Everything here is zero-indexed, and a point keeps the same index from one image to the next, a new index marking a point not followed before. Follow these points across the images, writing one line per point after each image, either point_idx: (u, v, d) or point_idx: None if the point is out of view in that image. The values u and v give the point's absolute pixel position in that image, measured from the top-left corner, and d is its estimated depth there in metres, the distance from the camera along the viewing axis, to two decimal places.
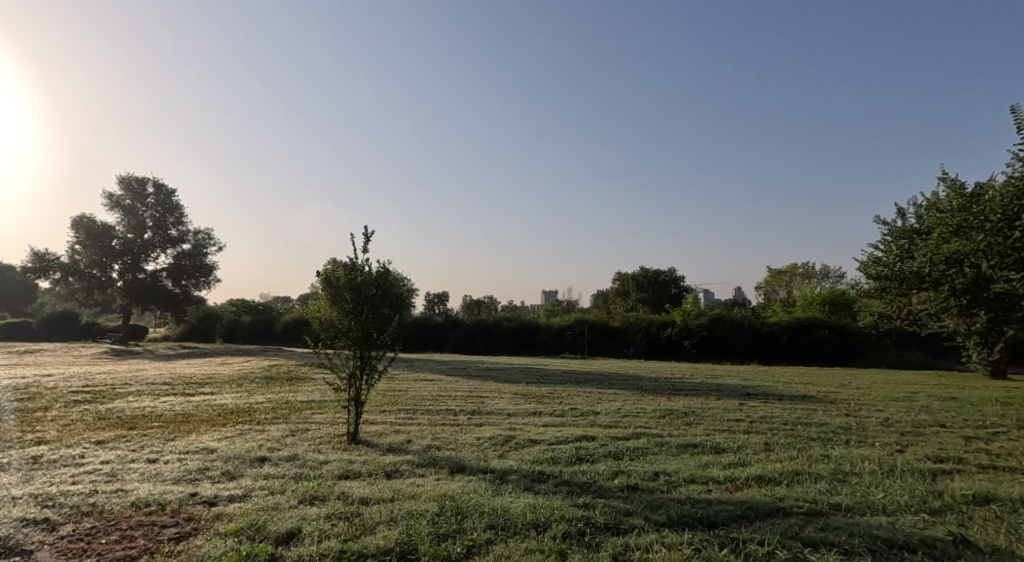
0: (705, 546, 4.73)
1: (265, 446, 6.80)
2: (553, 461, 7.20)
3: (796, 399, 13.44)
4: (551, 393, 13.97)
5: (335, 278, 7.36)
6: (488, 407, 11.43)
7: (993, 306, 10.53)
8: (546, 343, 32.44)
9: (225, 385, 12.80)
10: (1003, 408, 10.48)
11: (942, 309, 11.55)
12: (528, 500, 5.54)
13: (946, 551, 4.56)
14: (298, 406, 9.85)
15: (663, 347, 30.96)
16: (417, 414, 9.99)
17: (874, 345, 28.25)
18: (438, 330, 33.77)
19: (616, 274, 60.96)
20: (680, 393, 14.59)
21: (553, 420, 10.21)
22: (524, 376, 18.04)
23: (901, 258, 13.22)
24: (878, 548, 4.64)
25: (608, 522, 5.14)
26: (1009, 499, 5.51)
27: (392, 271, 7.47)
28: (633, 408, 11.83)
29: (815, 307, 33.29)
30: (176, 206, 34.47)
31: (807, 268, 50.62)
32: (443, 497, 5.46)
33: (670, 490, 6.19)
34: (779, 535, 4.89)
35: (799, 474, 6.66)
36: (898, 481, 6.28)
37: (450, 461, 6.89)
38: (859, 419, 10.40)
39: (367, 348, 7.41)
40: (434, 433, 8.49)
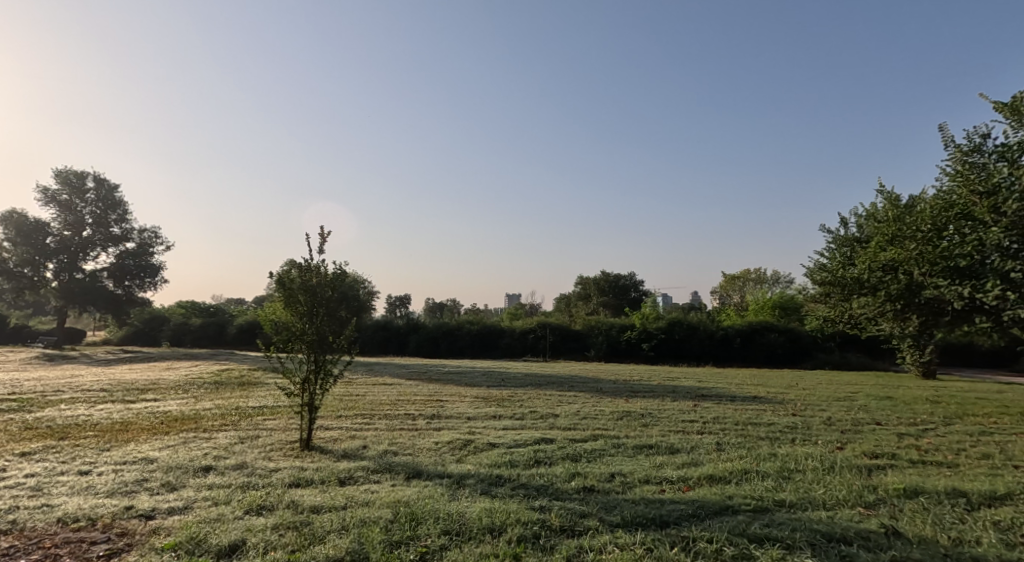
0: (657, 546, 4.84)
1: (210, 454, 6.62)
2: (511, 465, 7.24)
3: (748, 400, 13.87)
4: (511, 396, 14.05)
5: (289, 279, 7.17)
6: (448, 411, 11.40)
7: (924, 310, 10.96)
8: (508, 346, 32.50)
9: (169, 391, 12.35)
10: (934, 406, 11.09)
11: (879, 313, 12.04)
12: (484, 505, 5.55)
13: (878, 543, 4.80)
14: (248, 412, 9.60)
15: (623, 350, 31.36)
16: (374, 419, 9.88)
17: (820, 347, 29.50)
18: (399, 333, 33.43)
19: (578, 278, 61.81)
20: (638, 395, 14.87)
21: (512, 423, 10.25)
22: (485, 379, 18.05)
23: (843, 266, 13.77)
24: (817, 542, 4.86)
25: (564, 525, 5.21)
26: (936, 492, 5.85)
27: (348, 273, 7.38)
28: (591, 410, 11.98)
29: (766, 311, 34.52)
30: (119, 202, 33.14)
31: (760, 274, 52.55)
32: (397, 503, 5.42)
33: (625, 490, 6.32)
34: (728, 533, 5.05)
35: (746, 473, 6.88)
36: (837, 477, 6.59)
37: (407, 466, 6.85)
38: (804, 419, 10.82)
39: (322, 352, 7.27)
40: (391, 438, 8.42)
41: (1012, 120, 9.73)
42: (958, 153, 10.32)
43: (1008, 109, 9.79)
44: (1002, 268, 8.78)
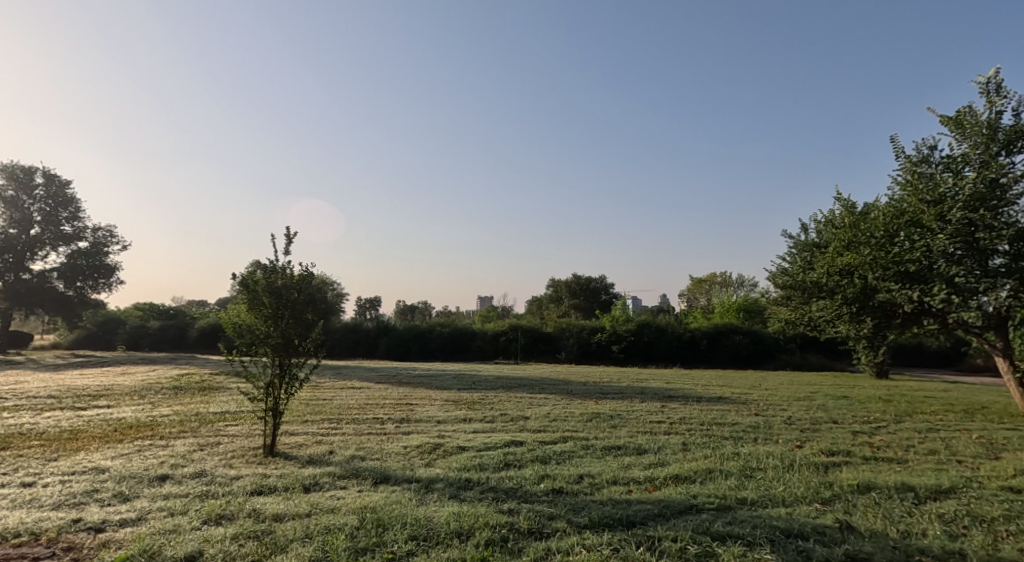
0: (623, 546, 4.92)
1: (167, 463, 6.45)
2: (480, 468, 7.25)
3: (713, 401, 14.17)
4: (482, 399, 14.04)
5: (253, 281, 7.04)
6: (418, 414, 11.34)
7: (877, 312, 11.51)
8: (479, 349, 32.45)
9: (124, 397, 11.95)
10: (888, 404, 11.54)
11: (836, 316, 12.21)
12: (452, 509, 5.56)
13: (833, 537, 4.98)
14: (209, 418, 9.38)
15: (594, 352, 31.63)
16: (342, 423, 9.78)
17: (782, 348, 30.35)
18: (369, 336, 33.08)
19: (549, 281, 62.20)
20: (606, 396, 15.04)
21: (482, 426, 10.26)
22: (456, 382, 18.00)
23: (802, 270, 14.13)
24: (775, 538, 5.00)
25: (532, 528, 5.24)
26: (886, 487, 6.09)
27: (314, 274, 7.26)
28: (561, 412, 12.09)
29: (731, 314, 35.33)
30: (71, 199, 32.01)
31: (725, 277, 53.85)
32: (364, 509, 5.39)
33: (594, 491, 6.40)
34: (691, 531, 5.17)
35: (709, 472, 7.03)
36: (796, 475, 6.80)
37: (374, 471, 6.80)
38: (766, 418, 11.11)
39: (288, 355, 7.16)
40: (359, 443, 8.34)
41: (957, 132, 10.22)
42: (908, 163, 10.77)
43: (953, 122, 10.25)
44: (949, 273, 9.72)
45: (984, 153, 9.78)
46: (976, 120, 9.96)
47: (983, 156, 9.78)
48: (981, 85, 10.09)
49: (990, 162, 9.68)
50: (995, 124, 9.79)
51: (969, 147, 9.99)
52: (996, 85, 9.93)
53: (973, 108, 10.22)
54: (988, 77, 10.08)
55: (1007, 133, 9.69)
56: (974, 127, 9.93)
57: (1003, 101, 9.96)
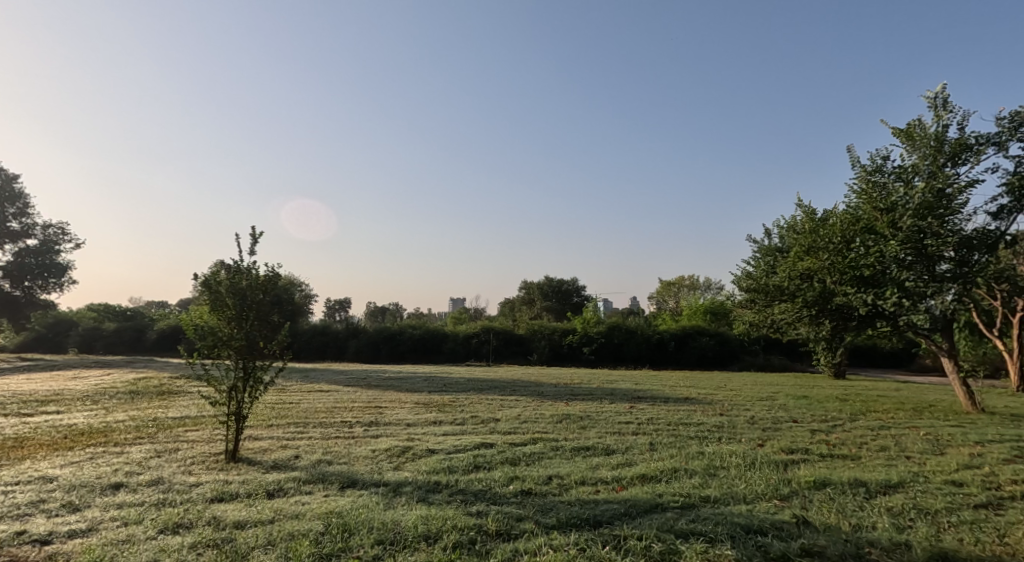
0: (589, 545, 5.00)
1: (121, 471, 6.27)
2: (449, 471, 7.25)
3: (680, 402, 14.42)
4: (452, 401, 14.00)
5: (216, 282, 6.89)
6: (387, 417, 11.24)
7: (835, 315, 11.90)
8: (451, 351, 32.32)
9: (76, 403, 11.53)
10: (845, 404, 11.92)
11: (797, 319, 12.53)
12: (420, 512, 5.55)
13: (790, 532, 5.14)
14: (167, 424, 9.14)
15: (565, 354, 31.85)
16: (308, 427, 9.64)
17: (747, 350, 31.15)
18: (338, 338, 32.65)
19: (522, 283, 62.51)
20: (576, 398, 15.15)
21: (452, 428, 10.26)
22: (426, 385, 17.91)
23: (766, 274, 14.49)
24: (736, 534, 5.14)
25: (500, 529, 5.28)
26: (840, 483, 6.31)
27: (281, 275, 7.14)
28: (532, 414, 12.13)
29: (698, 316, 36.10)
30: (19, 195, 30.77)
31: (693, 280, 55.08)
32: (329, 514, 5.33)
33: (562, 492, 6.46)
34: (656, 529, 5.28)
35: (674, 472, 7.17)
36: (757, 472, 6.99)
37: (341, 475, 6.74)
38: (730, 418, 11.37)
39: (252, 358, 7.02)
40: (326, 447, 8.25)
41: (907, 144, 10.68)
42: (863, 173, 11.18)
43: (904, 134, 10.70)
44: (899, 278, 10.25)
45: (931, 165, 10.27)
46: (925, 132, 10.42)
47: (930, 167, 10.27)
48: (929, 99, 10.56)
49: (937, 173, 10.16)
50: (943, 137, 10.26)
51: (919, 158, 10.46)
52: (943, 100, 10.40)
53: (923, 121, 10.67)
54: (936, 92, 10.55)
55: (952, 145, 10.16)
56: (923, 139, 10.40)
57: (950, 115, 10.43)
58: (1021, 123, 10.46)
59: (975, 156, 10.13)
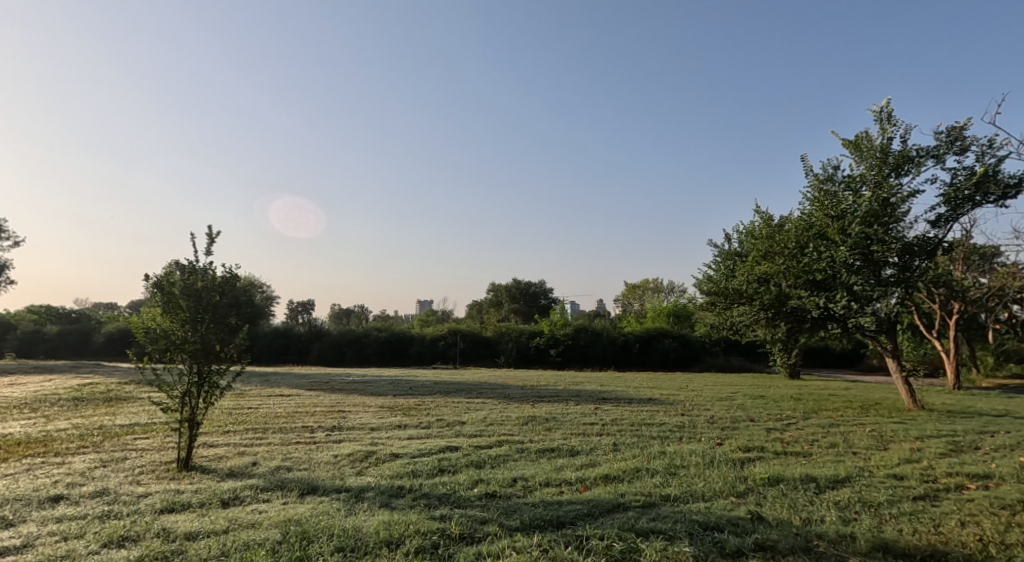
0: (552, 546, 5.03)
1: (63, 482, 6.02)
2: (413, 475, 7.20)
3: (643, 403, 14.64)
4: (418, 404, 13.90)
5: (169, 283, 6.67)
6: (350, 422, 11.09)
7: (790, 317, 12.28)
8: (418, 354, 32.05)
9: (15, 411, 10.97)
10: (799, 403, 12.31)
11: (754, 321, 12.89)
12: (383, 518, 5.49)
13: (744, 528, 5.29)
14: (115, 431, 8.79)
15: (532, 356, 31.93)
16: (267, 433, 9.43)
17: (708, 351, 31.91)
18: (301, 341, 31.96)
19: (490, 285, 62.46)
20: (543, 399, 15.23)
21: (417, 432, 10.17)
22: (392, 388, 17.72)
23: (725, 277, 14.84)
24: (694, 531, 5.25)
25: (463, 533, 5.27)
26: (793, 479, 6.52)
27: (240, 276, 6.95)
28: (498, 416, 12.15)
29: (662, 318, 36.75)
30: None
31: (657, 283, 56.15)
32: (287, 522, 5.23)
33: (526, 494, 6.49)
34: (617, 529, 5.36)
35: (637, 472, 7.29)
36: (715, 470, 7.17)
37: (301, 482, 6.62)
38: (691, 418, 11.62)
39: (207, 362, 6.82)
40: (286, 453, 8.08)
41: (855, 155, 11.12)
42: (816, 181, 11.60)
43: (852, 145, 11.14)
44: (848, 282, 10.69)
45: (877, 175, 10.74)
46: (872, 144, 10.88)
47: (876, 177, 10.74)
48: (875, 113, 11.03)
49: (883, 182, 10.63)
50: (887, 148, 10.73)
51: (866, 169, 10.92)
52: (888, 114, 10.87)
53: (869, 134, 11.12)
54: (881, 106, 11.02)
55: (896, 157, 10.64)
56: (869, 150, 10.86)
57: (894, 128, 10.92)
58: (957, 138, 11.01)
59: (917, 167, 10.64)
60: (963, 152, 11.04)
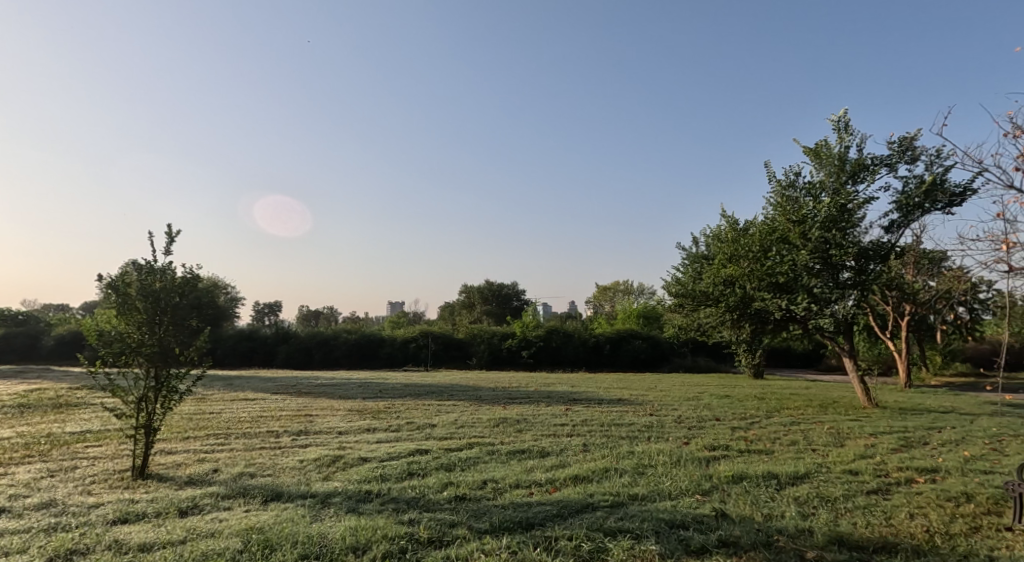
0: (521, 548, 5.02)
1: (7, 494, 5.74)
2: (382, 479, 7.10)
3: (613, 403, 14.78)
4: (387, 407, 13.75)
5: (124, 284, 6.41)
6: (318, 426, 10.89)
7: (754, 319, 12.55)
8: (389, 356, 31.73)
9: None
10: (763, 402, 12.59)
11: (720, 322, 13.13)
12: (349, 523, 5.40)
13: (709, 525, 5.36)
14: (65, 439, 8.44)
15: (504, 358, 31.87)
16: (230, 439, 9.19)
17: (676, 352, 32.43)
18: (267, 344, 31.25)
19: (462, 287, 62.24)
20: (513, 401, 15.23)
21: (386, 436, 10.05)
22: (361, 391, 17.49)
23: (692, 280, 15.08)
24: (661, 529, 5.31)
25: (432, 537, 5.21)
26: (756, 476, 6.65)
27: (201, 277, 6.76)
28: (469, 418, 12.09)
29: (631, 320, 37.19)
30: None
31: (627, 285, 56.89)
32: (249, 530, 5.10)
33: (496, 496, 6.46)
34: (586, 529, 5.37)
35: (606, 472, 7.34)
36: (682, 469, 7.26)
37: (265, 488, 6.46)
38: (659, 418, 11.77)
39: (166, 366, 6.61)
40: (249, 459, 7.88)
41: (815, 162, 11.45)
42: (779, 187, 11.91)
43: (812, 152, 11.46)
44: (809, 284, 11.01)
45: (835, 182, 11.11)
46: (830, 152, 11.21)
47: (835, 184, 11.10)
48: (834, 122, 11.37)
49: (840, 189, 11.01)
50: (845, 156, 11.09)
51: (825, 176, 11.27)
52: (846, 123, 11.22)
53: (828, 142, 11.47)
54: (839, 116, 11.37)
55: (853, 165, 11.02)
56: (828, 158, 11.20)
57: (851, 137, 11.28)
58: (908, 147, 11.42)
59: (872, 175, 11.02)
60: (914, 161, 11.47)
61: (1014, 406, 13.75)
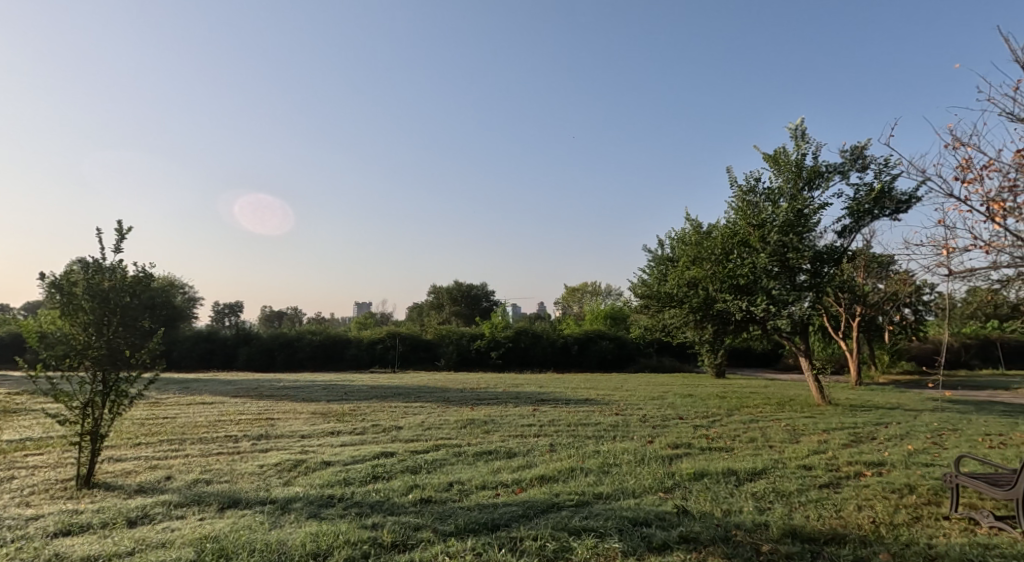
0: (486, 549, 4.97)
1: None
2: (345, 483, 6.94)
3: (579, 403, 14.85)
4: (351, 410, 13.51)
5: (69, 284, 6.09)
6: (279, 429, 10.61)
7: (716, 320, 12.76)
8: (354, 358, 31.23)
9: None
10: (723, 401, 12.83)
11: (684, 323, 13.30)
12: (309, 529, 5.25)
13: (671, 522, 5.40)
14: (3, 448, 7.99)
15: (473, 359, 31.72)
16: (185, 444, 8.86)
17: (642, 352, 32.87)
18: (226, 346, 30.34)
19: (430, 288, 61.81)
20: (481, 402, 15.16)
21: (351, 439, 9.86)
22: (325, 393, 17.13)
23: (657, 281, 15.26)
24: (624, 527, 5.33)
25: (396, 540, 5.11)
26: (717, 473, 6.75)
27: (154, 276, 6.49)
28: (436, 420, 11.97)
29: (599, 320, 37.56)
30: None
31: (595, 286, 57.48)
32: (203, 539, 4.91)
33: (462, 498, 6.39)
34: (551, 529, 5.35)
35: (571, 471, 7.35)
36: (646, 467, 7.33)
37: (221, 495, 6.24)
38: (624, 417, 11.88)
39: (115, 369, 6.33)
40: (205, 465, 7.61)
41: (774, 168, 11.74)
42: (739, 192, 12.17)
43: (771, 159, 11.75)
44: (768, 287, 11.33)
45: (793, 188, 11.43)
46: (788, 159, 11.53)
47: (792, 190, 11.44)
48: (791, 130, 11.68)
49: (797, 196, 11.36)
50: (801, 163, 11.41)
51: (783, 182, 11.58)
52: (803, 131, 11.54)
53: (786, 149, 11.77)
54: (796, 124, 11.69)
55: (808, 172, 11.36)
56: (786, 165, 11.51)
57: (808, 145, 11.60)
58: (859, 156, 11.82)
59: (827, 182, 11.38)
60: (864, 170, 11.87)
61: (953, 402, 14.40)
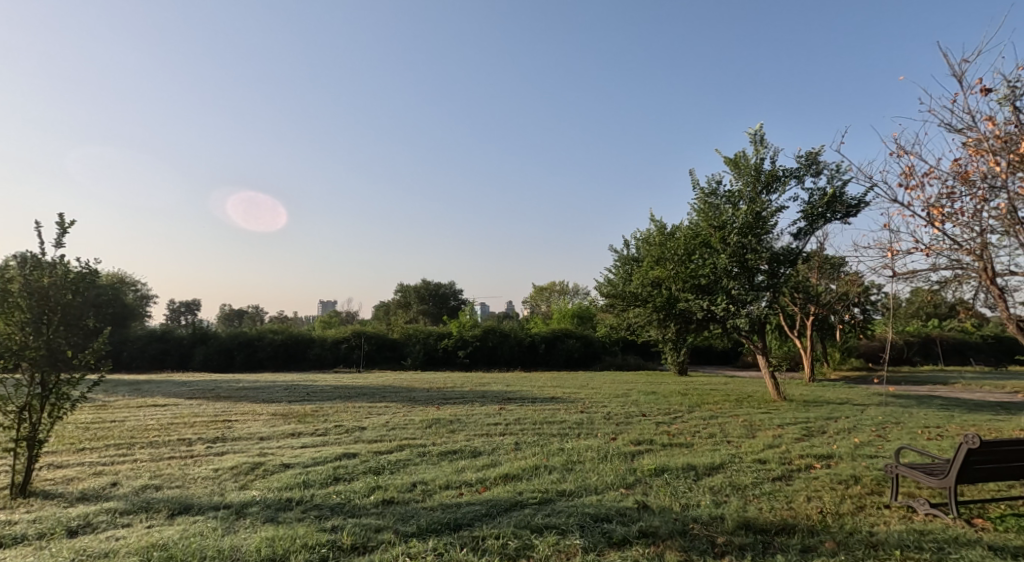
0: (447, 549, 4.89)
1: None
2: (305, 485, 6.77)
3: (545, 401, 14.89)
4: (314, 410, 13.22)
5: (5, 282, 5.76)
6: (236, 431, 10.29)
7: (679, 319, 12.93)
8: (318, 358, 30.69)
9: None
10: (684, 398, 13.04)
11: (648, 322, 13.45)
12: (265, 534, 5.09)
13: (631, 517, 5.44)
14: None
15: (440, 358, 31.53)
16: (134, 449, 8.50)
17: (608, 351, 33.23)
18: (182, 346, 29.39)
19: (397, 287, 61.21)
20: (446, 402, 15.04)
21: (312, 440, 9.64)
22: (287, 394, 16.74)
23: (622, 281, 15.43)
24: (586, 523, 5.34)
25: (355, 543, 5.00)
26: (676, 468, 6.84)
27: (99, 272, 6.17)
28: (400, 420, 11.81)
29: (566, 319, 37.80)
30: None
31: (563, 285, 57.88)
32: (149, 548, 4.71)
33: (425, 498, 6.30)
34: (513, 527, 5.33)
35: (535, 469, 7.35)
36: (608, 464, 7.37)
37: (171, 502, 5.98)
38: (589, 415, 11.96)
39: (55, 371, 6.01)
40: (154, 470, 7.29)
41: (734, 172, 11.99)
42: (701, 195, 12.39)
43: (731, 162, 11.99)
44: (728, 286, 11.58)
45: (751, 191, 11.71)
46: (748, 163, 11.79)
47: (751, 194, 11.71)
48: (751, 135, 11.94)
49: (756, 199, 11.63)
50: (760, 167, 11.67)
51: (743, 185, 11.84)
52: (761, 136, 11.82)
53: (746, 153, 12.03)
54: (755, 129, 11.96)
55: (766, 176, 11.63)
56: (746, 168, 11.76)
57: (766, 149, 11.88)
58: (813, 162, 12.16)
59: (783, 186, 11.67)
60: (817, 175, 12.23)
61: (899, 397, 14.99)
